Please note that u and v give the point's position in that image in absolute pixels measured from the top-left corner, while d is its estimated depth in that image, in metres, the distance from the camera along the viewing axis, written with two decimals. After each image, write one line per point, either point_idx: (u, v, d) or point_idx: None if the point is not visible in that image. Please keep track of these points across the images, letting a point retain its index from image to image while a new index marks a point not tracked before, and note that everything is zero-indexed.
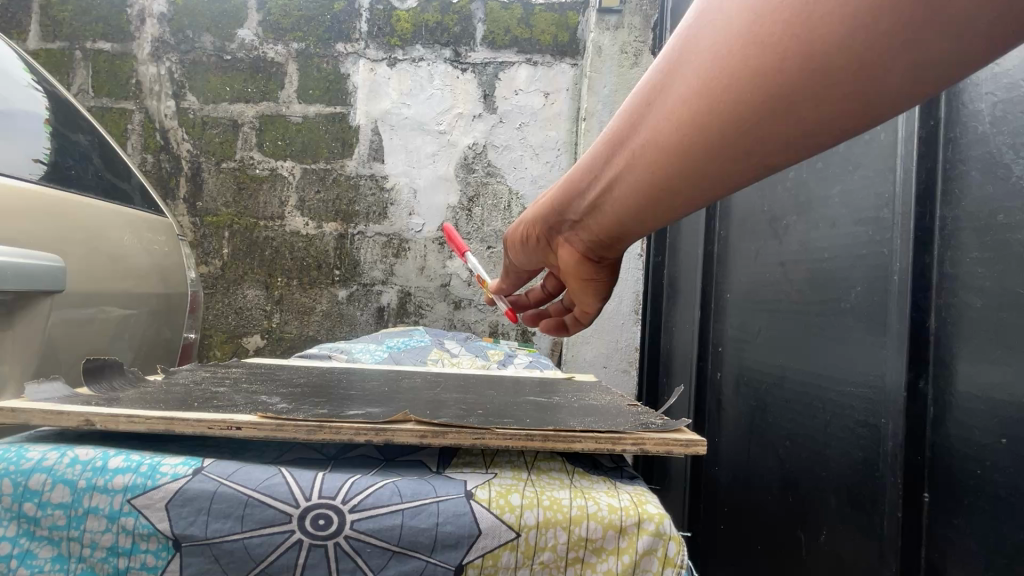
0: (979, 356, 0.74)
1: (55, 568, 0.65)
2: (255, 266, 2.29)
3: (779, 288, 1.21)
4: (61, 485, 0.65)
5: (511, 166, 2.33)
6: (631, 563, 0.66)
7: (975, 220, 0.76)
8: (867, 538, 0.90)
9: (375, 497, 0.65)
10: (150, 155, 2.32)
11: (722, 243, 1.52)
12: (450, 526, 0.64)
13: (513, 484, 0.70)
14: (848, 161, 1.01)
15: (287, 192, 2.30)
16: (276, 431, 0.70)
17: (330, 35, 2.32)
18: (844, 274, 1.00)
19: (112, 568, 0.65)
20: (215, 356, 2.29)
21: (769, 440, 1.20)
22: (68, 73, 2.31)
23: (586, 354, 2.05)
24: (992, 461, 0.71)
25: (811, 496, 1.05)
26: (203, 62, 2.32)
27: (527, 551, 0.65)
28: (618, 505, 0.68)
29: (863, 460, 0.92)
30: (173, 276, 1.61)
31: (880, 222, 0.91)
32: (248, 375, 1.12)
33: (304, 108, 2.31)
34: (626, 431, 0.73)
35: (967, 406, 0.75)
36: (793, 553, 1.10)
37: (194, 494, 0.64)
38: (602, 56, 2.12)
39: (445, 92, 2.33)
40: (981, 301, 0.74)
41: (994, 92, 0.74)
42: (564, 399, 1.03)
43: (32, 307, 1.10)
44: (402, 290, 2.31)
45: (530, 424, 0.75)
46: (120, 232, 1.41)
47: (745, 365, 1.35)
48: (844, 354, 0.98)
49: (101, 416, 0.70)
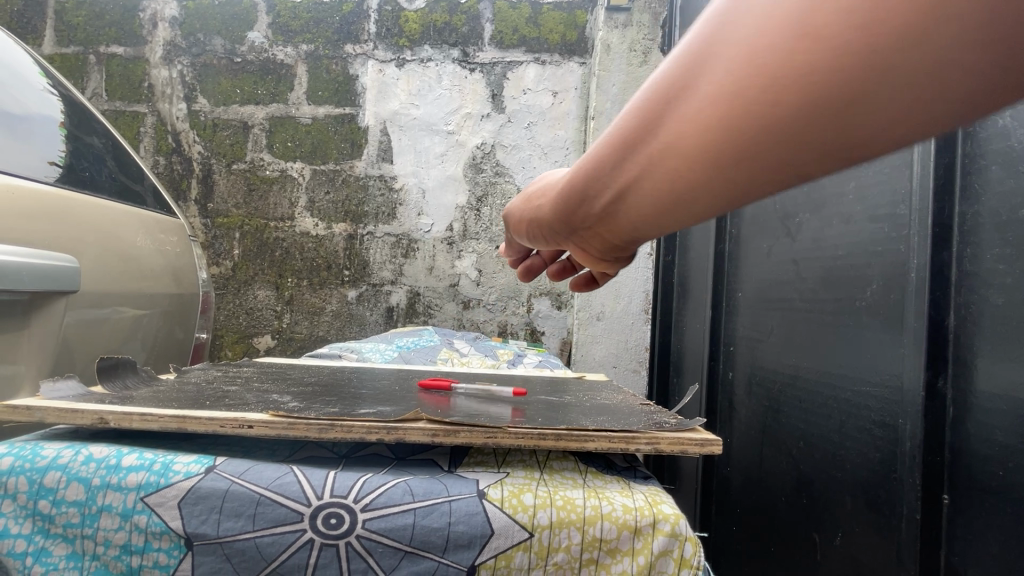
0: (1001, 355, 0.72)
1: (69, 566, 0.65)
2: (265, 267, 2.30)
3: (793, 286, 1.19)
4: (75, 483, 0.65)
5: (520, 165, 2.33)
6: (647, 564, 0.65)
7: (996, 215, 0.74)
8: (884, 540, 0.88)
9: (386, 497, 0.65)
10: (163, 157, 2.33)
11: (734, 241, 1.50)
12: (462, 526, 0.64)
13: (525, 483, 0.70)
14: (863, 157, 0.99)
15: (297, 193, 2.31)
16: (287, 430, 0.69)
17: (339, 36, 2.33)
18: (859, 272, 0.98)
19: (125, 566, 0.65)
20: (227, 356, 2.31)
21: (783, 441, 1.19)
22: (82, 77, 2.33)
23: (596, 354, 2.07)
24: (1014, 462, 0.70)
25: (826, 498, 1.04)
26: (213, 66, 2.34)
27: (540, 552, 0.65)
28: (633, 506, 0.67)
29: (879, 460, 0.90)
30: (185, 276, 1.62)
31: (897, 218, 0.90)
32: (259, 374, 1.12)
33: (313, 110, 2.32)
34: (639, 430, 0.72)
35: (989, 405, 0.73)
36: (807, 553, 1.08)
37: (207, 492, 0.64)
38: (611, 54, 2.11)
39: (453, 93, 2.33)
40: (1002, 298, 0.73)
41: None
42: (575, 399, 1.02)
43: (46, 307, 1.11)
44: (411, 290, 2.32)
45: (542, 424, 0.74)
46: (133, 233, 1.42)
47: (758, 365, 1.33)
48: (861, 352, 0.96)
49: (114, 415, 0.70)
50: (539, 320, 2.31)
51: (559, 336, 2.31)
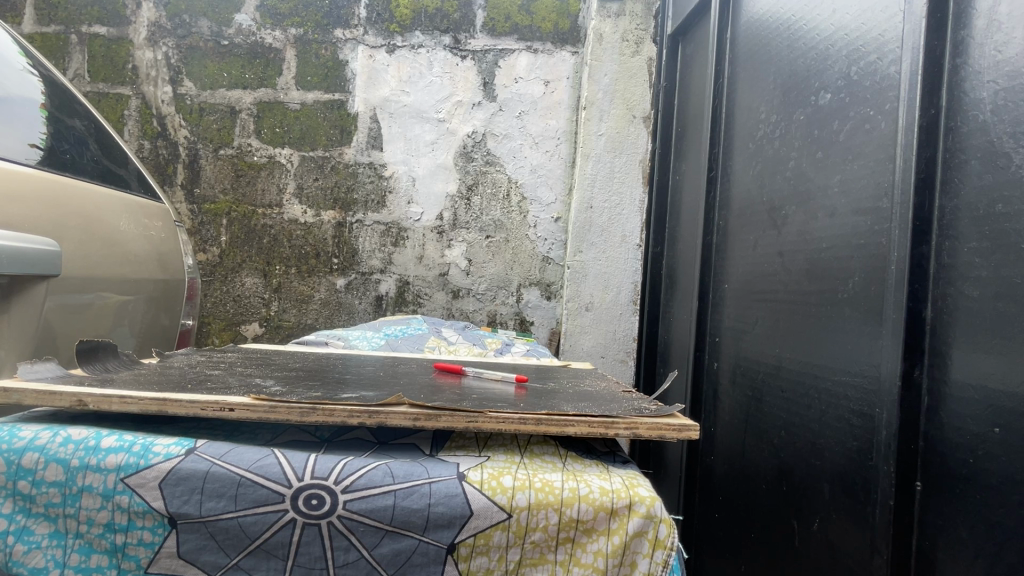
0: (974, 346, 0.74)
1: (53, 544, 0.65)
2: (253, 254, 2.29)
3: (777, 278, 1.21)
4: (54, 464, 0.65)
5: (511, 155, 2.32)
6: (622, 544, 0.66)
7: (974, 209, 0.76)
8: (860, 527, 0.90)
9: (367, 478, 0.65)
10: (147, 140, 2.30)
11: (721, 232, 1.51)
12: (442, 507, 0.65)
13: (506, 466, 0.70)
14: (848, 150, 1.00)
15: (285, 179, 2.29)
16: (269, 413, 0.70)
17: (329, 20, 2.31)
18: (841, 264, 0.99)
19: (109, 544, 0.65)
20: (214, 343, 2.30)
21: (765, 430, 1.21)
22: (63, 57, 2.28)
23: (584, 345, 2.08)
24: (984, 450, 0.72)
25: (805, 485, 1.05)
26: (199, 47, 2.30)
27: (518, 532, 0.66)
28: (610, 488, 0.68)
29: (857, 449, 0.92)
30: (171, 262, 1.60)
31: (879, 211, 0.91)
32: (244, 359, 1.11)
33: (302, 95, 2.29)
34: (619, 415, 0.73)
35: (963, 395, 0.75)
36: (786, 540, 1.10)
37: (187, 474, 0.65)
38: (603, 44, 2.10)
39: (445, 80, 2.32)
40: (978, 291, 0.74)
41: (996, 80, 0.73)
42: (559, 386, 1.02)
43: (27, 292, 1.09)
44: (400, 279, 2.31)
45: (524, 409, 0.75)
46: (117, 218, 1.40)
47: (741, 356, 1.35)
48: (842, 343, 0.97)
49: (94, 397, 0.70)
50: (528, 310, 2.31)
51: (548, 326, 2.31)
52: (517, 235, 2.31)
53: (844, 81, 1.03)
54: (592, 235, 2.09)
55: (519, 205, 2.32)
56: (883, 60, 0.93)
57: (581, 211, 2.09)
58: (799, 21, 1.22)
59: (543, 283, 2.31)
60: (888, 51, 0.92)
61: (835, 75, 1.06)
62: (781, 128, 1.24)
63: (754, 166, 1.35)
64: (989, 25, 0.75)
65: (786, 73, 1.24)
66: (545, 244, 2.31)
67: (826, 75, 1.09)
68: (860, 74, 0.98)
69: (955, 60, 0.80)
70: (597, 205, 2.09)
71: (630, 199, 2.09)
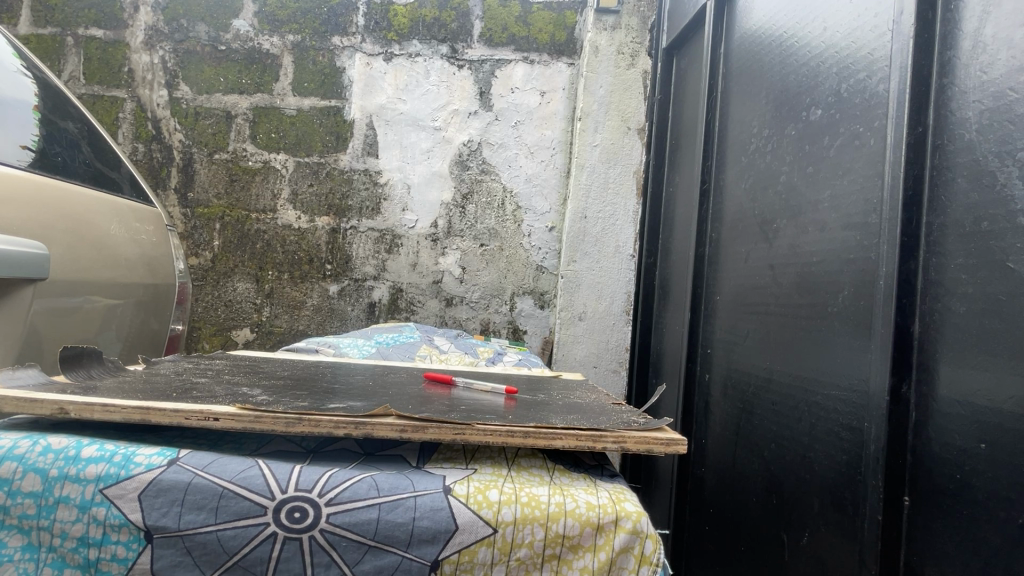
0: (961, 362, 0.74)
1: (25, 557, 0.64)
2: (246, 259, 2.28)
3: (768, 290, 1.21)
4: (32, 474, 0.64)
5: (505, 164, 2.33)
6: (608, 560, 0.66)
7: (961, 227, 0.76)
8: (848, 541, 0.90)
9: (352, 491, 0.65)
10: (142, 144, 2.29)
11: (714, 242, 1.52)
12: (426, 521, 0.64)
13: (492, 480, 0.70)
14: (837, 166, 1.01)
15: (279, 185, 2.28)
16: (254, 423, 0.69)
17: (327, 28, 2.31)
18: (831, 278, 1.00)
19: (83, 559, 0.64)
20: (204, 348, 2.28)
21: (757, 442, 1.20)
22: (59, 59, 2.28)
23: (577, 354, 2.08)
24: (971, 466, 0.72)
25: (795, 498, 1.05)
26: (196, 52, 2.30)
27: (503, 547, 0.65)
28: (596, 503, 0.68)
29: (846, 462, 0.92)
30: (161, 267, 1.59)
31: (869, 227, 0.91)
32: (232, 367, 1.11)
33: (298, 101, 2.30)
34: (607, 429, 0.73)
35: (949, 411, 0.76)
36: (775, 553, 1.10)
37: (169, 485, 0.64)
38: (600, 56, 2.13)
39: (441, 89, 2.33)
40: (963, 307, 0.75)
41: (982, 100, 0.74)
42: (549, 397, 1.02)
43: (14, 294, 1.09)
44: (393, 286, 2.30)
45: (512, 421, 0.75)
46: (106, 221, 1.39)
47: (733, 367, 1.35)
48: (831, 357, 0.98)
49: (76, 405, 0.69)
50: (522, 319, 2.31)
51: (541, 335, 2.31)
52: (511, 243, 2.32)
53: (834, 98, 1.04)
54: (586, 244, 2.10)
55: (514, 213, 2.32)
56: (872, 78, 0.94)
57: (575, 221, 2.10)
58: (791, 36, 1.23)
59: (537, 292, 2.31)
60: (877, 69, 0.93)
61: (826, 91, 1.07)
62: (772, 142, 1.25)
63: (747, 179, 1.36)
64: (974, 46, 0.77)
65: (777, 88, 1.26)
66: (539, 253, 2.31)
67: (817, 92, 1.10)
68: (850, 91, 0.99)
69: (941, 80, 0.81)
70: (591, 215, 2.11)
71: (624, 210, 2.10)
